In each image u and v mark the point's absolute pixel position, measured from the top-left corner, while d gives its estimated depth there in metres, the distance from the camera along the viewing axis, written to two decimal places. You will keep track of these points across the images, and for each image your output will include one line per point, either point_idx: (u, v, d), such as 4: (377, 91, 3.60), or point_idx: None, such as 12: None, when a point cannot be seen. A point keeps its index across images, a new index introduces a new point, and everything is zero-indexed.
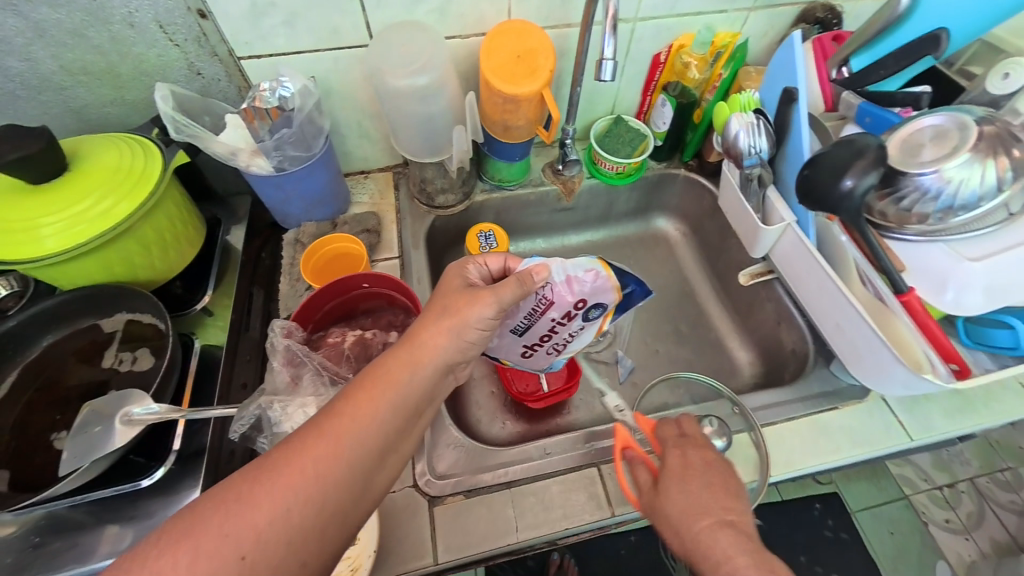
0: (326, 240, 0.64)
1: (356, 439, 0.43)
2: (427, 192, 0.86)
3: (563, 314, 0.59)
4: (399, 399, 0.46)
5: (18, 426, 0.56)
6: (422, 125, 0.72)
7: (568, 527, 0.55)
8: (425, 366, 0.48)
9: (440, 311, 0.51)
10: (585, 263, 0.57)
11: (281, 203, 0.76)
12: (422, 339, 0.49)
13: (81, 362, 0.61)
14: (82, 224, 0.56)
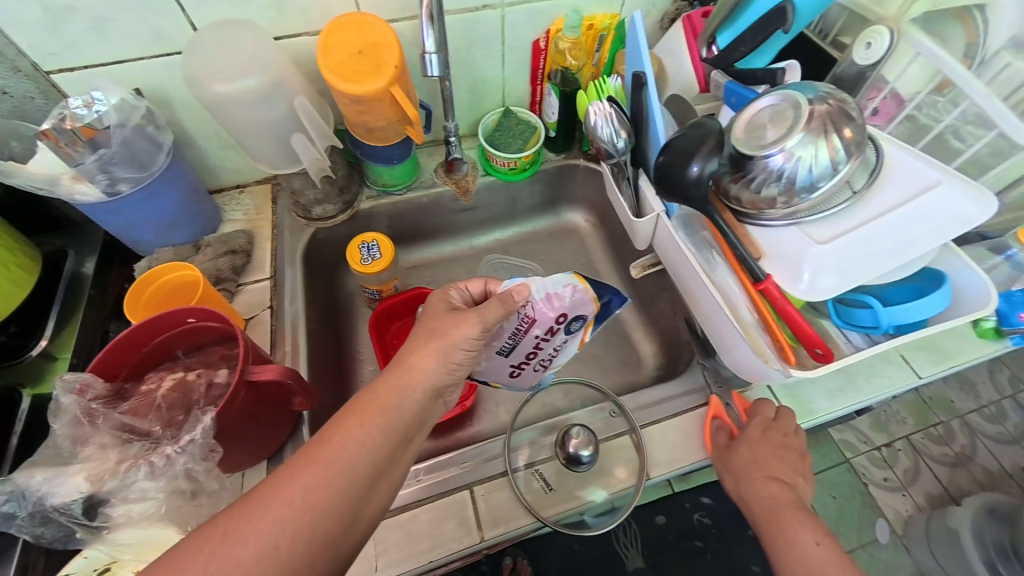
0: (164, 270, 0.58)
1: (343, 469, 0.39)
2: (303, 205, 0.80)
3: (546, 330, 0.56)
4: (392, 422, 0.43)
5: None
6: (273, 133, 0.66)
7: (435, 559, 0.52)
8: (417, 387, 0.46)
9: (429, 332, 0.49)
10: (564, 278, 0.55)
11: (128, 230, 0.69)
12: (417, 355, 0.47)
13: None
14: None
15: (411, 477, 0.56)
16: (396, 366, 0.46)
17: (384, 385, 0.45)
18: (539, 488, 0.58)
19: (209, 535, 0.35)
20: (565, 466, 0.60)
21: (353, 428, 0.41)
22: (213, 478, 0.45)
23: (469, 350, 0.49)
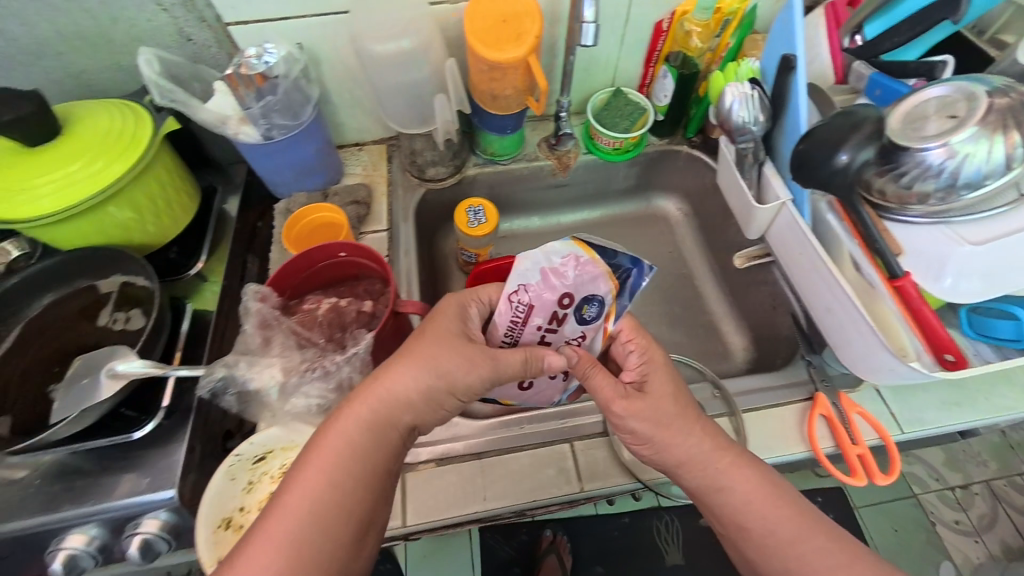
0: (310, 210, 0.66)
1: (313, 517, 0.43)
2: (418, 165, 0.84)
3: (549, 315, 0.57)
4: (360, 466, 0.46)
5: (14, 378, 0.56)
6: (408, 94, 0.70)
7: (535, 499, 0.56)
8: (382, 421, 0.49)
9: (418, 359, 0.50)
10: (562, 247, 0.54)
11: (273, 173, 0.77)
12: (386, 386, 0.49)
13: (80, 320, 0.62)
14: (75, 186, 0.59)
15: (514, 425, 0.60)
16: (355, 401, 0.49)
17: (349, 425, 0.47)
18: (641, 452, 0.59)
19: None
20: None
21: (315, 481, 0.44)
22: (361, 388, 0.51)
23: (439, 380, 0.51)
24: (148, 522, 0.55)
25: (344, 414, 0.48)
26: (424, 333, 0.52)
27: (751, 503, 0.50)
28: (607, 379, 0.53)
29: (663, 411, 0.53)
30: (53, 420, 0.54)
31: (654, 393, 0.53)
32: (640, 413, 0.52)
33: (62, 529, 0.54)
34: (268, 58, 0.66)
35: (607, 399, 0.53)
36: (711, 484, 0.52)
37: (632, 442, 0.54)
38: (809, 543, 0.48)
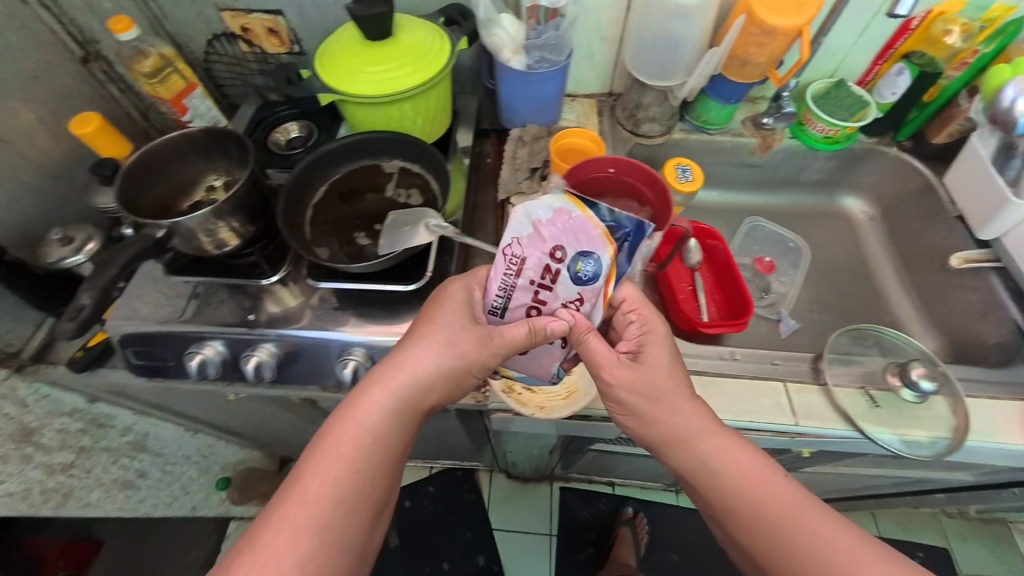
0: (564, 136, 0.73)
1: (353, 476, 0.54)
2: (634, 119, 0.90)
3: (540, 271, 0.56)
4: (382, 444, 0.56)
5: (332, 219, 0.71)
6: (665, 47, 0.77)
7: (752, 420, 0.61)
8: (409, 396, 0.58)
9: (432, 341, 0.59)
10: (547, 201, 0.54)
11: (518, 102, 0.86)
12: (406, 372, 0.58)
13: (371, 189, 0.75)
14: (394, 80, 0.71)
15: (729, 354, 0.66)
16: (376, 381, 0.58)
17: (372, 409, 0.57)
18: (866, 402, 0.63)
19: (259, 533, 0.50)
20: (891, 393, 0.65)
21: (344, 452, 0.54)
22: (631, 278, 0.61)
23: (456, 360, 0.59)
24: None
25: (367, 397, 0.57)
26: (431, 328, 0.59)
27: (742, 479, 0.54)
28: (601, 346, 0.58)
29: (656, 384, 0.59)
30: (363, 257, 0.67)
31: (657, 375, 0.59)
32: (631, 380, 0.59)
33: (344, 349, 0.67)
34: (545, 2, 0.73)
35: (604, 366, 0.59)
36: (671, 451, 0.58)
37: (619, 411, 0.61)
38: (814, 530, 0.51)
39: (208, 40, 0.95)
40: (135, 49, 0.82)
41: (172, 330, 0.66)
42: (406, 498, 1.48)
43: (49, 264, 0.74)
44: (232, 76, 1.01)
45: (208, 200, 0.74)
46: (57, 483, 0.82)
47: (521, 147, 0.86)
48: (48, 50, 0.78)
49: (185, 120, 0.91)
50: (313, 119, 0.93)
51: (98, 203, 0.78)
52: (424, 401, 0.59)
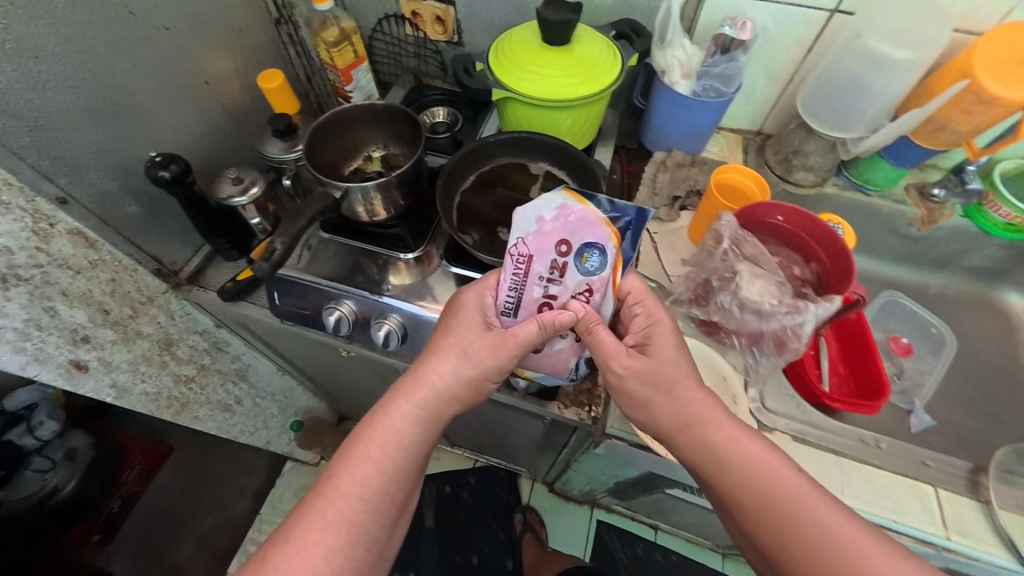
0: (723, 170, 0.71)
1: (380, 480, 0.55)
2: (787, 164, 0.85)
3: (548, 267, 0.56)
4: (408, 454, 0.57)
5: (478, 211, 0.74)
6: (850, 98, 0.72)
7: (901, 520, 0.56)
8: (434, 408, 0.58)
9: (454, 354, 0.59)
10: (552, 199, 0.53)
11: (671, 126, 0.83)
12: (426, 385, 0.58)
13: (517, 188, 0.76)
14: (562, 88, 0.72)
15: (871, 441, 0.61)
16: (405, 392, 0.58)
17: (399, 417, 0.57)
18: None
19: (293, 530, 0.52)
20: None
21: (372, 458, 0.55)
22: (777, 340, 0.57)
23: (477, 372, 0.59)
24: None
25: (393, 406, 0.58)
26: (447, 339, 0.59)
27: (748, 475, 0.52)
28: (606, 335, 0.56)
29: (660, 372, 0.55)
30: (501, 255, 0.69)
31: (653, 361, 0.55)
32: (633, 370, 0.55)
33: None
34: (726, 31, 0.70)
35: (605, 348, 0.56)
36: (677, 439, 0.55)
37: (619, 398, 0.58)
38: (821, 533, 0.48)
39: (378, 18, 0.96)
40: (321, 20, 0.86)
41: (316, 284, 0.72)
42: (446, 482, 1.51)
43: (219, 199, 0.81)
44: (388, 55, 1.02)
45: (368, 167, 0.79)
46: (178, 392, 0.91)
47: (662, 172, 0.84)
48: (250, 8, 0.86)
49: (346, 90, 0.94)
50: (461, 110, 0.94)
51: (268, 153, 0.85)
52: (449, 412, 0.59)
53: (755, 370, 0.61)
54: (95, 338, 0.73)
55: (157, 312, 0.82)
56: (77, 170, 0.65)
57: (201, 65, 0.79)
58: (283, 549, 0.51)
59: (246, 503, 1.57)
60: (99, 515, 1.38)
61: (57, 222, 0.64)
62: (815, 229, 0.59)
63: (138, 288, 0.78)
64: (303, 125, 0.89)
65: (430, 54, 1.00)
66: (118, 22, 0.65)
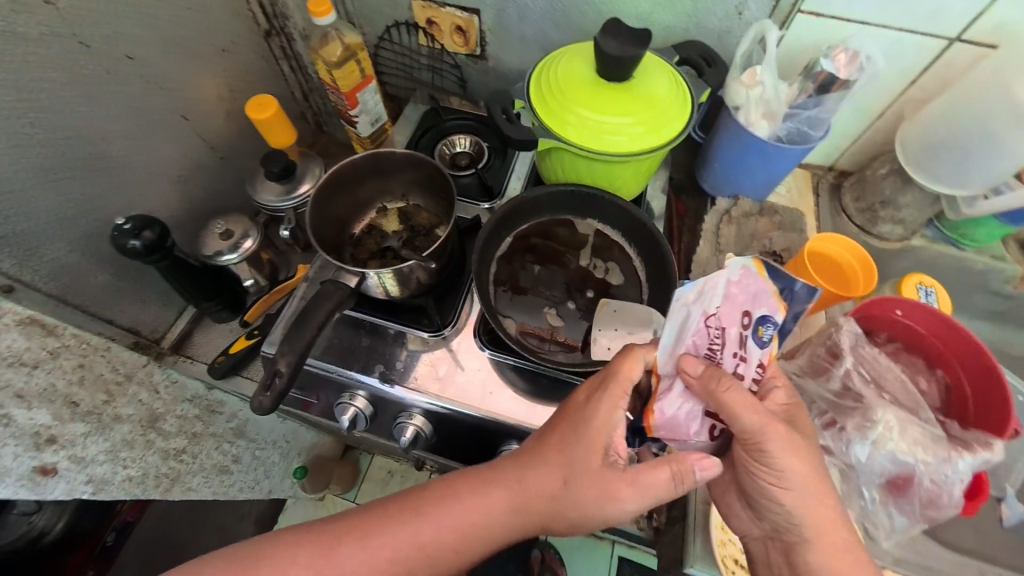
0: (816, 241, 0.60)
1: (445, 553, 0.47)
2: (870, 213, 0.73)
3: (731, 339, 0.45)
4: (480, 542, 0.48)
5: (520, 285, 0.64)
6: (975, 152, 0.59)
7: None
8: (527, 520, 0.47)
9: (562, 471, 0.46)
10: (737, 262, 0.44)
11: (740, 174, 0.70)
12: (525, 484, 0.47)
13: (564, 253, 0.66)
14: (620, 139, 0.58)
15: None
16: (511, 496, 0.47)
17: (491, 493, 0.47)
18: None
19: (355, 534, 0.47)
20: None
21: (449, 525, 0.47)
22: (910, 473, 0.47)
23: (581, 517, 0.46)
24: None
25: (493, 484, 0.48)
26: (558, 450, 0.46)
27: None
28: (783, 437, 0.43)
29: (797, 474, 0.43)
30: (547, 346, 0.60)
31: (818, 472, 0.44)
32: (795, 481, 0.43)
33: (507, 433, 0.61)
34: (823, 66, 0.57)
35: (757, 425, 0.43)
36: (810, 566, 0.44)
37: (772, 487, 0.44)
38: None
39: (387, 26, 0.80)
40: (320, 34, 0.72)
41: (325, 373, 0.62)
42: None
43: (205, 256, 0.69)
44: (398, 66, 0.85)
45: (384, 222, 0.66)
46: (168, 469, 0.78)
47: (726, 225, 0.72)
48: (236, 19, 0.70)
49: (351, 114, 0.78)
50: (488, 141, 0.80)
51: (263, 200, 0.72)
52: (551, 528, 0.48)
53: (856, 501, 0.51)
54: (63, 435, 0.59)
55: (139, 390, 0.70)
56: (29, 245, 0.53)
57: (179, 95, 0.65)
58: (337, 549, 0.46)
59: (250, 529, 1.35)
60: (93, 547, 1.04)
61: (5, 313, 0.51)
62: (954, 336, 0.51)
63: (113, 367, 0.66)
64: (301, 161, 0.75)
65: (447, 68, 0.83)
66: (67, 56, 0.51)
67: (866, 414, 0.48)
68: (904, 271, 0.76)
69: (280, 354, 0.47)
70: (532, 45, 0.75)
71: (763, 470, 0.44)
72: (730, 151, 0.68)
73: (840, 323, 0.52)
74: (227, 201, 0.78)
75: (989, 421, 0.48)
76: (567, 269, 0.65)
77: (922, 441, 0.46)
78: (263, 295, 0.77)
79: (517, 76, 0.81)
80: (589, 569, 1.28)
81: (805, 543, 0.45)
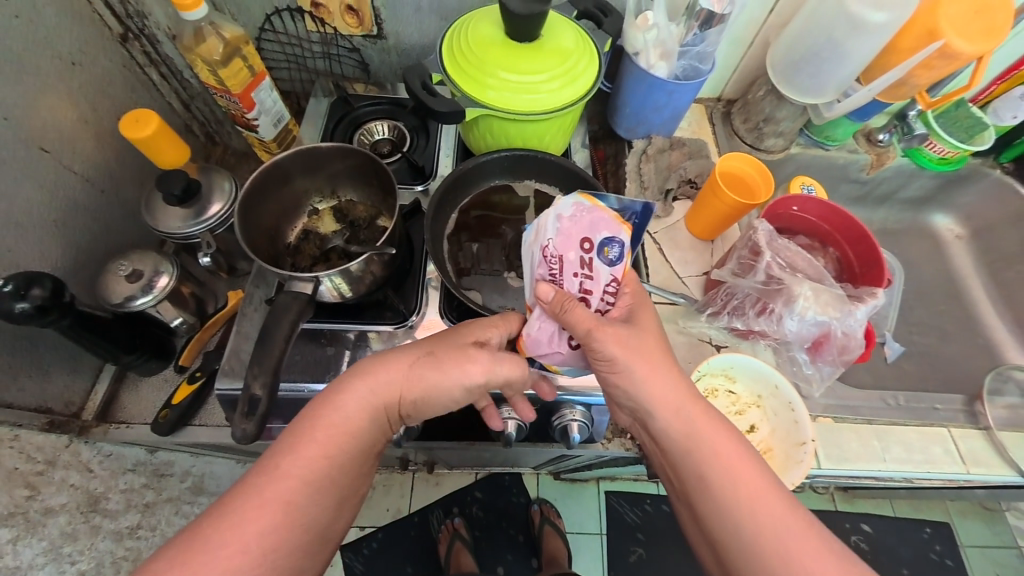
0: (725, 160, 0.68)
1: (320, 469, 0.44)
2: (757, 131, 0.84)
3: (578, 264, 0.49)
4: (354, 447, 0.46)
5: (475, 256, 0.65)
6: (827, 63, 0.70)
7: (933, 469, 0.63)
8: (391, 405, 0.48)
9: (428, 357, 0.49)
10: (568, 201, 0.50)
11: (648, 114, 0.75)
12: (388, 377, 0.48)
13: (510, 217, 0.68)
14: (538, 96, 0.60)
15: (891, 400, 0.68)
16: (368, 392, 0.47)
17: (350, 400, 0.47)
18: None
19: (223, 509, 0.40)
20: None
21: (315, 444, 0.44)
22: (833, 330, 0.56)
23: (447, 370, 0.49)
24: (572, 412, 0.59)
25: (347, 385, 0.48)
26: (430, 343, 0.50)
27: (721, 477, 0.45)
28: (606, 334, 0.47)
29: (635, 346, 0.48)
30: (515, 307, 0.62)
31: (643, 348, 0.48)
32: (629, 361, 0.48)
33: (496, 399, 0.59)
34: (703, 3, 0.64)
35: (583, 329, 0.47)
36: (659, 427, 0.49)
37: (610, 375, 0.49)
38: (787, 544, 0.42)
39: (266, 14, 0.73)
40: (192, 29, 0.64)
41: (294, 392, 0.58)
42: (453, 506, 1.36)
43: (113, 305, 0.61)
44: (286, 58, 0.80)
45: (318, 223, 0.64)
46: (126, 551, 0.70)
47: (646, 163, 0.78)
48: (77, 25, 0.60)
49: (249, 117, 0.71)
50: (407, 122, 0.77)
51: (167, 228, 0.64)
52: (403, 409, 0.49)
53: (789, 368, 0.63)
54: None
55: (66, 474, 0.60)
56: None
57: (28, 125, 0.55)
58: (209, 531, 0.39)
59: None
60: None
61: None
62: (831, 215, 0.61)
63: (28, 457, 0.56)
64: (202, 176, 0.67)
65: (343, 53, 0.80)
66: None
67: (789, 294, 0.56)
68: (789, 177, 0.89)
69: (250, 376, 0.43)
70: (429, 16, 0.74)
71: (600, 362, 0.48)
72: (637, 94, 0.73)
73: (756, 224, 0.59)
74: (118, 238, 0.69)
75: (871, 275, 0.59)
76: (504, 241, 0.66)
77: (832, 301, 0.55)
78: (195, 333, 0.70)
79: (419, 50, 0.79)
80: (582, 510, 1.37)
81: (648, 411, 0.49)
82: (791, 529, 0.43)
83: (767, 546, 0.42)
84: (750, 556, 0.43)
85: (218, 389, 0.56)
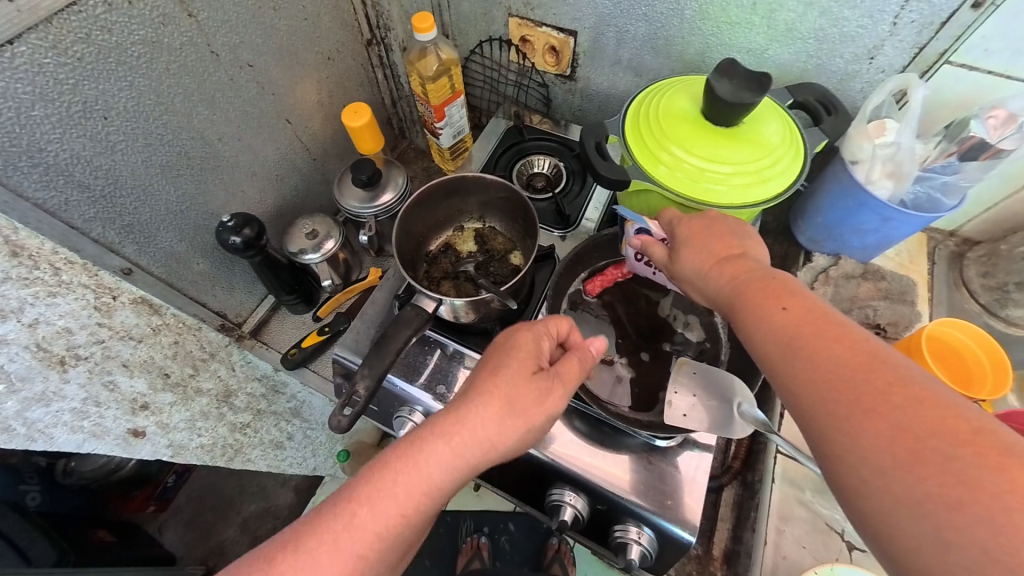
0: (940, 324, 0.55)
1: (395, 526, 0.42)
2: (1001, 293, 0.64)
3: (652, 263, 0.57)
4: (430, 507, 0.44)
5: (595, 324, 0.63)
6: None
7: None
8: (478, 458, 0.45)
9: (504, 404, 0.45)
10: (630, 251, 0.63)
11: (851, 233, 0.63)
12: (466, 431, 0.44)
13: (645, 299, 0.64)
14: (715, 186, 0.54)
15: None
16: (442, 428, 0.44)
17: (433, 459, 0.43)
18: None
19: (299, 537, 0.41)
20: None
21: (392, 498, 0.42)
22: None
23: (517, 416, 0.45)
24: (637, 533, 0.56)
25: (428, 439, 0.44)
26: (492, 384, 0.46)
27: (800, 348, 0.38)
28: (689, 240, 0.49)
29: (706, 246, 0.48)
30: (613, 399, 0.58)
31: (708, 243, 0.48)
32: (690, 247, 0.49)
33: (561, 478, 0.59)
34: (973, 128, 0.51)
35: (674, 261, 0.50)
36: (720, 295, 0.46)
37: (687, 267, 0.49)
38: (896, 419, 0.32)
39: (480, 41, 0.81)
40: (419, 47, 0.74)
41: (390, 387, 0.64)
42: (486, 524, 1.15)
43: (290, 252, 0.75)
44: (484, 79, 0.87)
45: (459, 241, 0.70)
46: (233, 440, 0.82)
47: (822, 285, 0.67)
48: (342, 30, 0.75)
49: (436, 126, 0.79)
50: (568, 164, 0.79)
51: (346, 204, 0.75)
52: (490, 462, 0.46)
53: None
54: (155, 403, 0.65)
55: (219, 366, 0.73)
56: (147, 236, 0.59)
57: (284, 102, 0.71)
58: (306, 545, 0.41)
59: (289, 495, 1.31)
60: (155, 486, 1.23)
61: (120, 293, 0.55)
62: None
63: (201, 345, 0.69)
64: (384, 167, 0.77)
65: (533, 86, 0.84)
66: (199, 63, 0.56)
67: None
68: None
69: (360, 375, 0.51)
70: (624, 70, 0.73)
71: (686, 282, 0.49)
72: (837, 205, 0.61)
73: None
74: (311, 198, 0.85)
75: None
76: (627, 320, 0.63)
77: None
78: (337, 293, 0.83)
79: (605, 99, 0.79)
80: None
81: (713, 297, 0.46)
82: (903, 405, 0.33)
83: (867, 429, 0.33)
84: (856, 446, 0.33)
85: (338, 356, 0.65)
